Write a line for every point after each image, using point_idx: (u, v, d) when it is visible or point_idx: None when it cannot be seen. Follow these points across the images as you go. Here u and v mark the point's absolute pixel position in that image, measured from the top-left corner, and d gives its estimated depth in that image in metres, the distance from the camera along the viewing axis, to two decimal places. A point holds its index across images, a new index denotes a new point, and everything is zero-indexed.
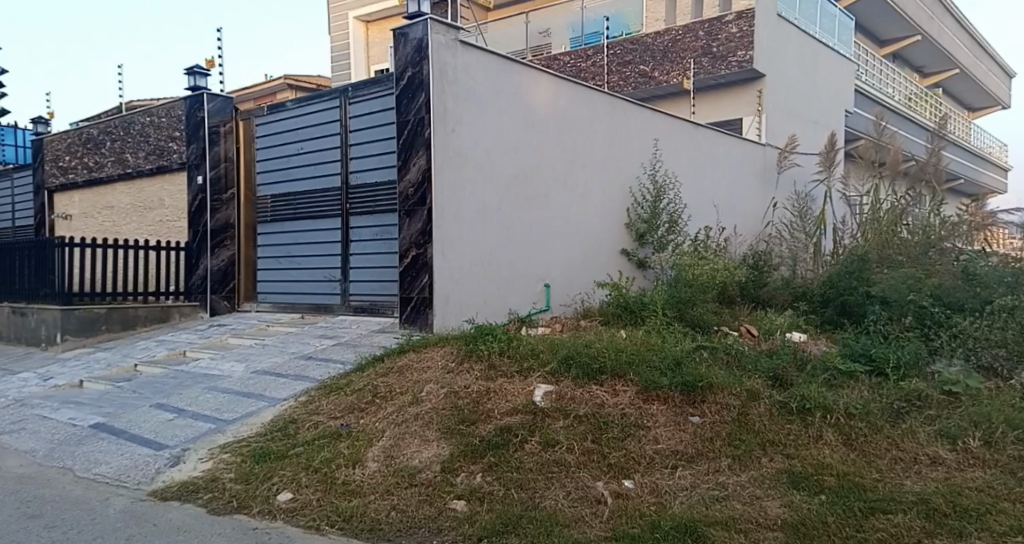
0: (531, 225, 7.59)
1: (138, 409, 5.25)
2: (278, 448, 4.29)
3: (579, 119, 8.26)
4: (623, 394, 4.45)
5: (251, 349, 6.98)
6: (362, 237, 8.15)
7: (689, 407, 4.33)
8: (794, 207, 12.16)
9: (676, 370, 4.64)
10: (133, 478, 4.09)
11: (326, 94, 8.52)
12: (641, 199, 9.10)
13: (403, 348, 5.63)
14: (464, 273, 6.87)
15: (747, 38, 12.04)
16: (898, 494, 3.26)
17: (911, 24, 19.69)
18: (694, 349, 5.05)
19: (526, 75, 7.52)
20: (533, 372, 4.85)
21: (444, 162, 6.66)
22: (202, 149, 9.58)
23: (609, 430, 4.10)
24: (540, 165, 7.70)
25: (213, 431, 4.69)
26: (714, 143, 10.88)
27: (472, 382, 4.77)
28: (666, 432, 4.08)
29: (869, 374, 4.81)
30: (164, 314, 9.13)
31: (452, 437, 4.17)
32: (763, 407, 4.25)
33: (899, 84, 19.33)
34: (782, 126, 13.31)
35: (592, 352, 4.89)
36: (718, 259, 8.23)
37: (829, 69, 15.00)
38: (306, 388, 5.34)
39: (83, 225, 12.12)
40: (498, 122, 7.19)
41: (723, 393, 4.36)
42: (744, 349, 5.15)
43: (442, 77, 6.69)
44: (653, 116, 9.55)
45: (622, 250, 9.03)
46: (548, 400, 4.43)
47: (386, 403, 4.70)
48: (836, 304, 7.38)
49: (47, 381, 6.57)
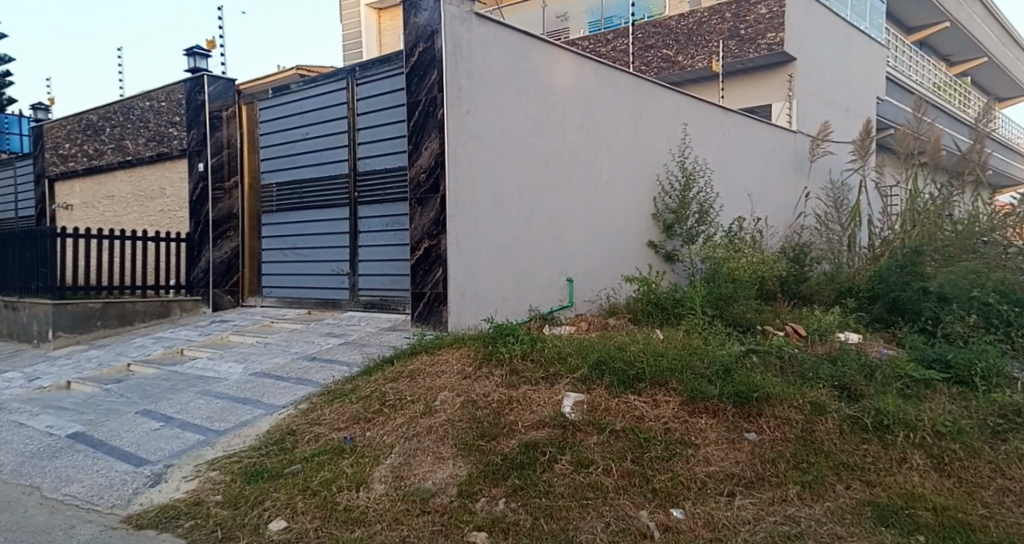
0: (553, 216, 7.03)
1: (122, 418, 4.75)
2: (272, 465, 3.77)
3: (602, 101, 7.67)
4: (666, 405, 3.88)
5: (252, 348, 6.48)
6: (372, 229, 7.63)
7: (743, 421, 3.74)
8: (829, 198, 11.50)
9: (726, 378, 4.06)
10: (107, 500, 3.58)
11: (333, 75, 7.99)
12: (670, 187, 8.53)
13: (414, 349, 5.08)
14: (481, 267, 6.31)
15: (779, 19, 11.35)
16: (1017, 539, 2.74)
17: (942, 10, 18.88)
18: (743, 354, 4.43)
19: (546, 52, 6.94)
20: (560, 378, 4.29)
21: (459, 145, 6.09)
22: (203, 135, 9.07)
23: (651, 448, 3.54)
24: (561, 151, 7.12)
25: (201, 445, 4.17)
26: (745, 129, 10.23)
27: (492, 390, 4.21)
28: (720, 451, 3.51)
29: (947, 382, 4.25)
30: (164, 309, 8.68)
31: (470, 454, 3.63)
32: (831, 422, 3.67)
33: (927, 73, 18.59)
34: (814, 113, 12.60)
35: (627, 357, 4.32)
36: (755, 252, 7.64)
37: (862, 53, 14.28)
38: (309, 393, 4.82)
39: (84, 215, 11.69)
40: (516, 103, 6.61)
41: (783, 405, 3.79)
42: (800, 353, 4.57)
43: (456, 53, 6.10)
44: (682, 99, 8.94)
45: (649, 242, 8.44)
46: (580, 412, 3.88)
47: (395, 414, 4.16)
48: (887, 300, 6.81)
49: (33, 383, 6.11)
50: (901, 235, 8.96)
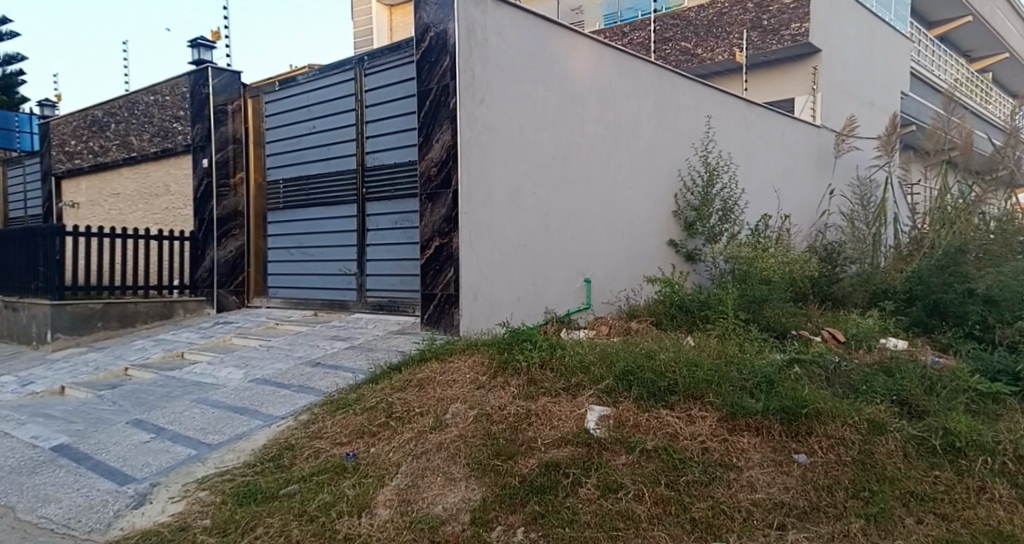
0: (571, 213, 6.65)
1: (111, 428, 4.43)
2: (266, 486, 3.42)
3: (623, 92, 7.28)
4: (702, 422, 3.49)
5: (254, 352, 6.16)
6: (381, 226, 7.29)
7: (791, 441, 3.34)
8: (856, 196, 11.03)
9: (769, 391, 3.66)
10: (85, 524, 3.24)
11: (341, 66, 7.66)
12: (692, 183, 8.13)
13: (424, 355, 4.72)
14: (495, 267, 5.94)
15: (803, 9, 10.90)
16: None
17: (966, 4, 18.29)
18: (785, 363, 4.01)
19: (564, 40, 6.56)
20: (583, 389, 3.91)
21: (472, 137, 5.72)
22: (208, 130, 8.77)
23: (688, 471, 3.16)
24: (580, 144, 6.74)
25: (191, 460, 3.81)
26: (769, 123, 9.78)
27: (508, 402, 3.84)
28: (767, 476, 3.12)
29: (1016, 397, 3.85)
30: (167, 310, 8.38)
31: (485, 475, 3.27)
32: (892, 443, 3.28)
33: (949, 69, 18.06)
34: (839, 107, 12.12)
35: (657, 366, 3.92)
36: (783, 251, 7.21)
37: (888, 45, 13.78)
38: (310, 403, 4.48)
39: (90, 214, 11.44)
40: (533, 93, 6.24)
41: (836, 423, 3.39)
42: (846, 362, 4.14)
43: (470, 38, 5.73)
44: (705, 90, 8.53)
45: (670, 241, 8.02)
46: (605, 428, 3.50)
47: (402, 428, 3.79)
48: (926, 303, 6.39)
49: (25, 388, 5.82)
50: (933, 235, 8.50)
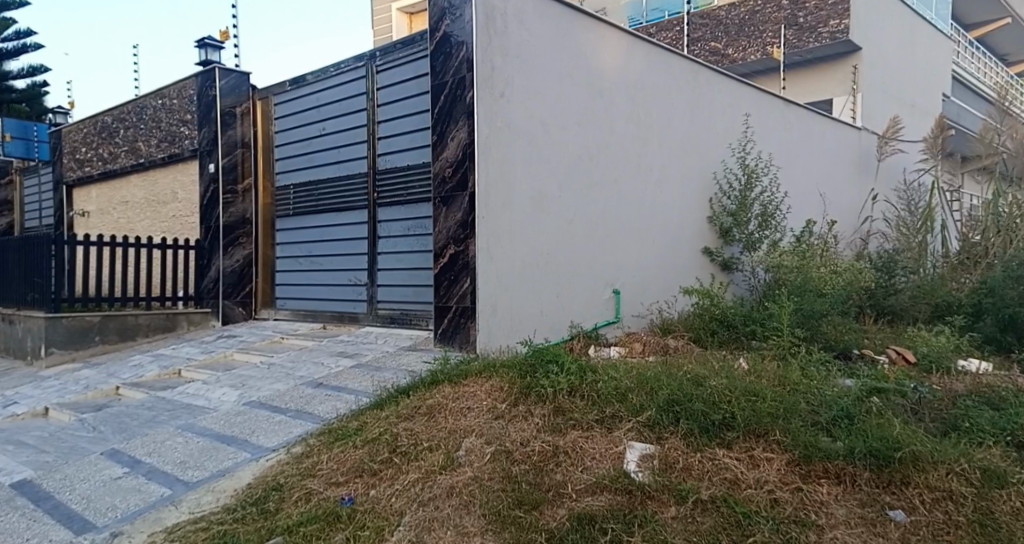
0: (598, 218, 6.07)
1: (83, 461, 3.92)
2: (245, 538, 2.86)
3: (654, 87, 6.68)
4: (768, 466, 2.88)
5: (254, 371, 5.63)
6: (393, 234, 6.79)
7: (884, 494, 2.73)
8: (902, 201, 10.31)
9: (849, 428, 3.05)
10: None
11: (352, 64, 7.19)
12: (728, 186, 7.49)
13: (435, 378, 4.14)
14: (515, 278, 5.37)
15: (842, 5, 10.23)
16: None
17: (1006, 6, 17.38)
18: (862, 394, 3.37)
19: (590, 30, 5.99)
20: (620, 423, 3.31)
21: (490, 135, 5.17)
22: (214, 133, 8.31)
23: (756, 531, 2.53)
24: (608, 143, 6.16)
25: (163, 504, 3.27)
26: (809, 123, 9.10)
27: (531, 437, 3.24)
28: (858, 538, 2.50)
29: None
30: (169, 322, 7.92)
31: (504, 529, 2.68)
32: (1016, 500, 2.67)
33: (990, 73, 17.16)
34: (881, 108, 11.40)
35: (709, 395, 3.30)
36: (833, 260, 6.55)
37: (930, 45, 13.03)
38: (306, 432, 3.93)
39: (100, 222, 11.09)
40: (556, 87, 5.68)
41: (940, 471, 2.77)
42: (932, 391, 3.51)
43: (489, 25, 5.19)
44: (742, 87, 7.90)
45: (705, 249, 7.39)
46: (649, 471, 2.89)
47: (407, 466, 3.22)
48: (1000, 317, 5.70)
49: (6, 409, 5.35)
50: (988, 243, 7.77)
